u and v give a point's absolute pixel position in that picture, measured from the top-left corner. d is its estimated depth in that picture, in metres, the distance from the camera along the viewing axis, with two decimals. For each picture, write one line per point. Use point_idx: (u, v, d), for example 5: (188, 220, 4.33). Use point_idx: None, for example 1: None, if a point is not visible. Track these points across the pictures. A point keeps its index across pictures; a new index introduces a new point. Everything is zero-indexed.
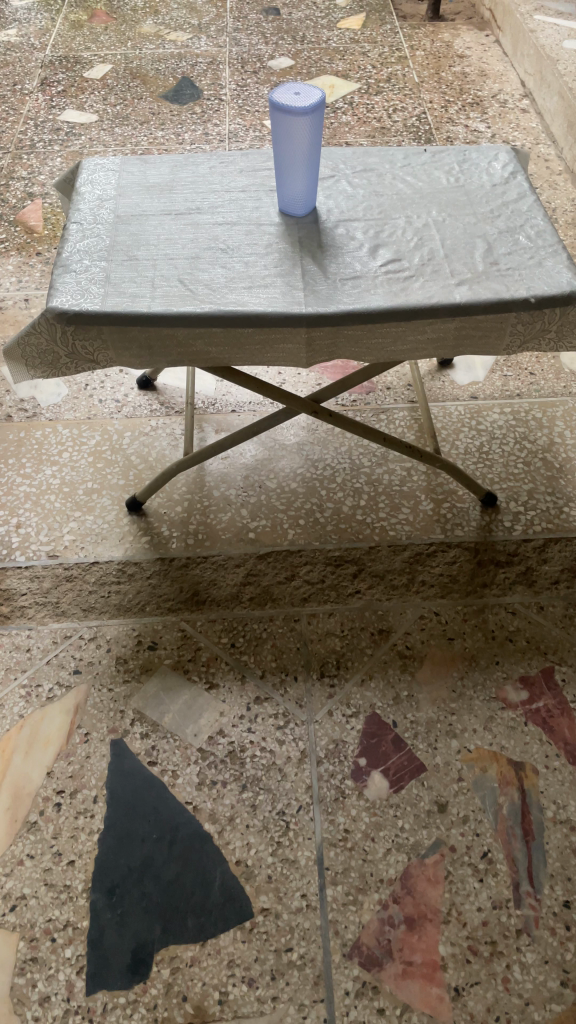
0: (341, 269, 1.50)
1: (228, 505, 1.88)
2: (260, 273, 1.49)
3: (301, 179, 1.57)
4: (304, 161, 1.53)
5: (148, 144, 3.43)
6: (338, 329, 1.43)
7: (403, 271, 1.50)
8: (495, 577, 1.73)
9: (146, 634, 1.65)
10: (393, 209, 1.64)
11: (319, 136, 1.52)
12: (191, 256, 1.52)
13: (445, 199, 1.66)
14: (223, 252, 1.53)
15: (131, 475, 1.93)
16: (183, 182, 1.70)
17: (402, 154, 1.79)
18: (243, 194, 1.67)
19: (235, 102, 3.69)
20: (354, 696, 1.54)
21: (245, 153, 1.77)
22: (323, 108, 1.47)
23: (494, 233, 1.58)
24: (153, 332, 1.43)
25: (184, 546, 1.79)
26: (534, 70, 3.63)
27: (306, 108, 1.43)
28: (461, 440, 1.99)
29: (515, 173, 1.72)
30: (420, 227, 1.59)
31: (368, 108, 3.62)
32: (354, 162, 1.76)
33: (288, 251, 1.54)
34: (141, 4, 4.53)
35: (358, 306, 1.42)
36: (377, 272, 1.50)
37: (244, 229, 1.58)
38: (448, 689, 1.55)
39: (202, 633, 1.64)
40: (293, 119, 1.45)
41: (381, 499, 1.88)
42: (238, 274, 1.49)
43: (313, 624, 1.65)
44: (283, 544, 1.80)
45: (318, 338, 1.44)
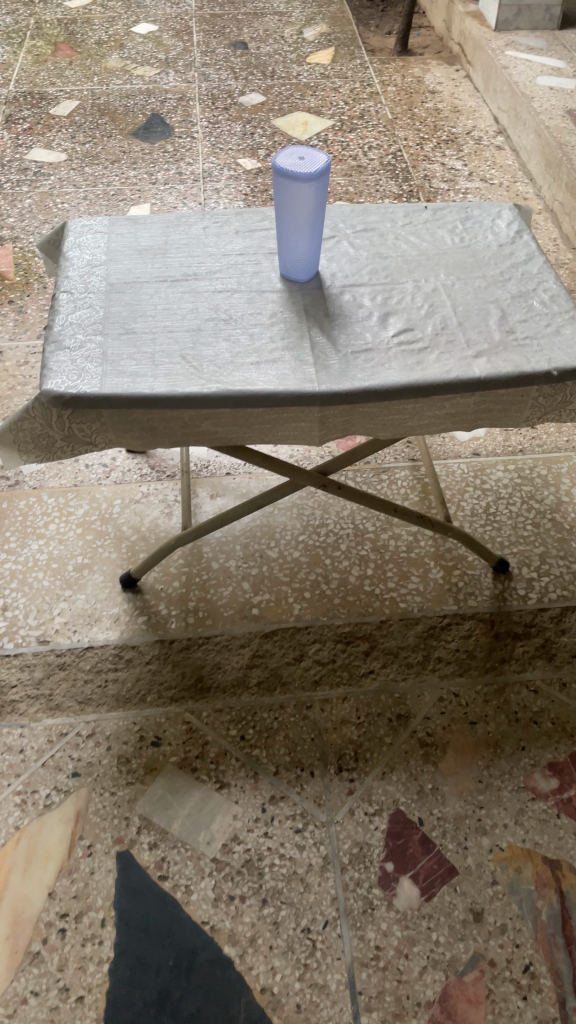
0: (352, 342, 1.42)
1: (228, 577, 1.77)
2: (267, 347, 1.41)
3: (304, 240, 1.48)
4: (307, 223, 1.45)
5: (121, 185, 3.34)
6: (352, 407, 1.35)
7: (417, 343, 1.42)
8: (514, 652, 1.65)
9: (149, 730, 1.53)
10: (399, 272, 1.56)
11: (324, 203, 1.45)
12: (192, 329, 1.44)
13: (452, 260, 1.59)
14: (225, 323, 1.46)
15: (124, 547, 1.82)
16: (177, 246, 1.62)
17: (402, 211, 1.72)
18: (241, 259, 1.59)
19: (207, 139, 3.63)
20: (376, 791, 1.45)
21: (240, 215, 1.70)
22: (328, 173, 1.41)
23: (507, 298, 1.51)
24: (156, 414, 1.34)
25: (184, 627, 1.68)
26: (508, 106, 3.62)
27: (311, 173, 1.36)
28: (467, 500, 1.92)
29: (521, 231, 1.66)
30: (429, 292, 1.52)
31: (343, 144, 3.58)
32: (354, 221, 1.69)
33: (295, 322, 1.46)
34: (106, 38, 4.45)
35: (373, 384, 1.35)
36: (390, 344, 1.42)
37: (245, 298, 1.51)
38: (475, 780, 1.47)
39: (209, 727, 1.53)
40: (297, 184, 1.39)
41: (388, 568, 1.79)
42: (244, 348, 1.41)
43: (327, 712, 1.55)
44: (289, 620, 1.69)
45: (332, 416, 1.36)
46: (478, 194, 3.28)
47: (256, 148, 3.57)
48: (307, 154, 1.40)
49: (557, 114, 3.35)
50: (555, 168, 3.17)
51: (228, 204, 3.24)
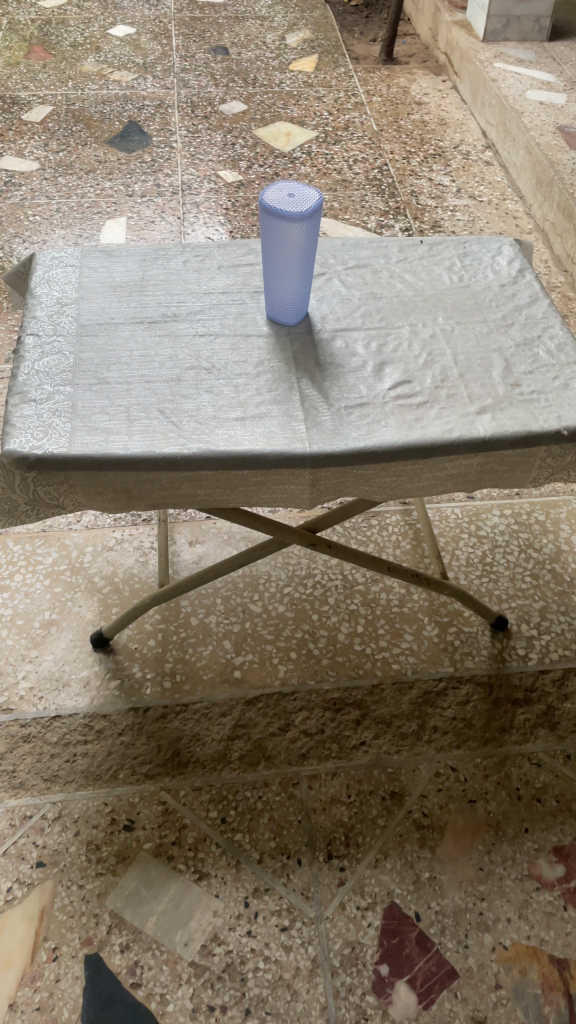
0: (345, 396, 1.31)
1: (208, 635, 1.64)
2: (253, 401, 1.30)
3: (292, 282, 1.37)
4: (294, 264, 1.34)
5: (96, 197, 3.20)
6: (346, 470, 1.24)
7: (415, 398, 1.31)
8: (514, 721, 1.54)
9: (121, 812, 1.40)
10: (395, 315, 1.46)
11: (313, 248, 1.35)
12: (172, 380, 1.33)
13: (450, 302, 1.49)
14: (207, 374, 1.34)
15: (96, 601, 1.69)
16: (154, 283, 1.50)
17: (396, 246, 1.62)
18: (224, 300, 1.48)
19: (186, 149, 3.50)
20: (369, 882, 1.34)
21: (224, 250, 1.58)
22: (319, 216, 1.30)
23: (511, 346, 1.40)
24: (131, 477, 1.22)
25: (160, 693, 1.55)
26: (496, 120, 3.52)
27: (295, 214, 1.26)
28: (461, 548, 1.82)
29: (524, 269, 1.56)
30: (427, 339, 1.41)
31: (327, 157, 3.46)
32: (345, 257, 1.58)
33: (283, 373, 1.35)
34: (82, 40, 4.30)
35: (369, 444, 1.23)
36: (386, 399, 1.31)
37: (229, 344, 1.40)
38: (475, 868, 1.36)
39: (187, 809, 1.41)
40: (280, 223, 1.28)
41: (380, 625, 1.67)
42: (228, 402, 1.30)
43: (315, 791, 1.44)
44: (274, 685, 1.57)
45: (324, 478, 1.25)
46: (466, 212, 3.18)
47: (238, 159, 3.45)
48: (299, 193, 1.29)
49: (547, 131, 3.25)
50: (546, 187, 3.08)
51: (208, 219, 3.11)
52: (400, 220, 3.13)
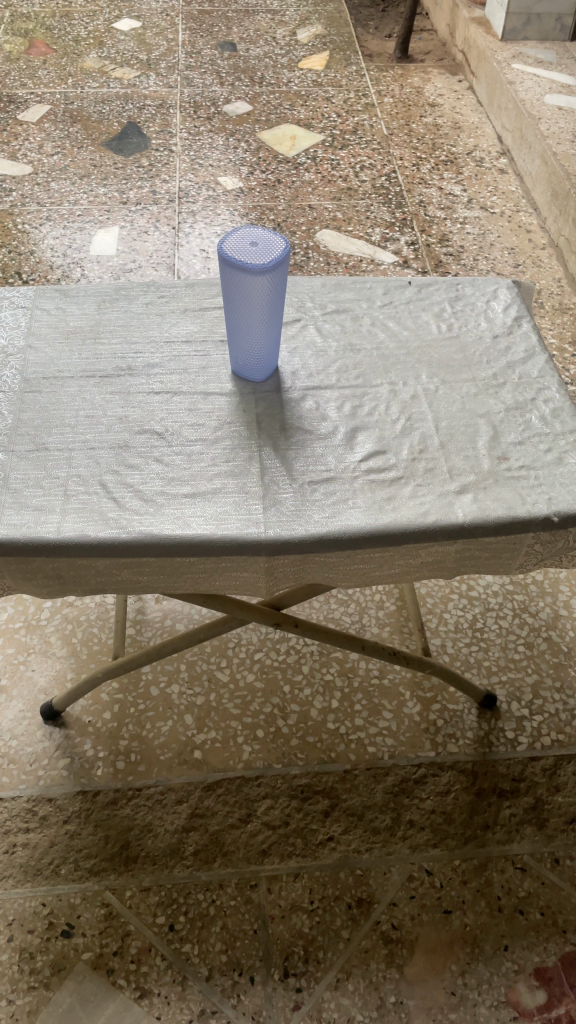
0: (310, 470, 1.18)
1: (169, 710, 1.51)
2: (206, 474, 1.16)
3: (252, 336, 1.23)
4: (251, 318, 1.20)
5: (88, 204, 3.06)
6: (306, 557, 1.10)
7: (388, 473, 1.17)
8: (499, 817, 1.40)
9: (60, 915, 1.28)
10: (374, 372, 1.33)
11: (278, 307, 1.21)
12: (119, 446, 1.19)
13: (436, 359, 1.35)
14: (159, 439, 1.20)
15: (50, 665, 1.57)
16: (111, 329, 1.37)
17: (382, 288, 1.47)
18: (186, 350, 1.34)
19: (186, 153, 3.35)
20: (327, 1006, 1.21)
21: (191, 291, 1.45)
22: (281, 274, 1.16)
23: (500, 412, 1.26)
24: (64, 562, 1.08)
25: (112, 775, 1.43)
26: (513, 125, 3.34)
27: (247, 268, 1.12)
28: (450, 611, 1.67)
29: (520, 319, 1.42)
30: (407, 401, 1.28)
31: (333, 163, 3.30)
32: (324, 301, 1.44)
33: (244, 439, 1.21)
34: (85, 35, 4.14)
35: (332, 530, 1.09)
36: (356, 474, 1.17)
37: (186, 404, 1.26)
38: (447, 992, 1.23)
39: (132, 913, 1.28)
40: (228, 270, 1.15)
41: (357, 701, 1.53)
42: (178, 473, 1.16)
43: (275, 895, 1.31)
44: (237, 768, 1.44)
45: (282, 565, 1.10)
46: (477, 225, 3.01)
47: (239, 164, 3.29)
48: (266, 244, 1.15)
49: (565, 138, 3.07)
50: (561, 199, 2.91)
51: (204, 229, 2.97)
52: (406, 233, 2.97)
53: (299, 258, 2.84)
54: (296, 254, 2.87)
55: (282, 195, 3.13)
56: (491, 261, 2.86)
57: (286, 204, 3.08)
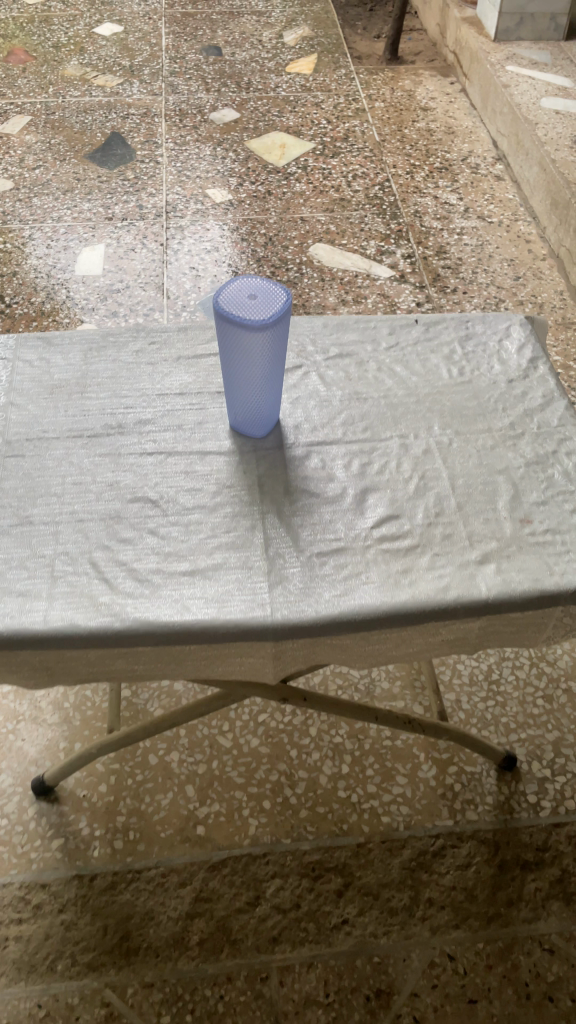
0: (318, 539, 1.08)
1: (169, 782, 1.47)
2: (206, 546, 1.07)
3: (253, 390, 1.14)
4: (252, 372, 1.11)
5: (73, 220, 2.95)
6: (316, 639, 1.00)
7: (403, 541, 1.08)
8: (523, 892, 1.36)
9: (57, 1017, 1.23)
10: (382, 424, 1.23)
11: (280, 361, 1.12)
12: (110, 517, 1.09)
13: (449, 408, 1.26)
14: (153, 508, 1.11)
15: (41, 736, 1.52)
16: (99, 383, 1.27)
17: (387, 328, 1.38)
18: (180, 404, 1.25)
19: (173, 164, 3.24)
20: None
21: (185, 338, 1.35)
22: (284, 325, 1.07)
23: (519, 467, 1.17)
24: (52, 653, 0.98)
25: (110, 857, 1.38)
26: (508, 130, 3.24)
27: (243, 324, 1.04)
28: (464, 664, 1.64)
29: (535, 360, 1.33)
30: (419, 456, 1.19)
31: (324, 173, 3.20)
32: (326, 345, 1.35)
33: (245, 504, 1.12)
34: (65, 41, 4.03)
35: (345, 609, 1.00)
36: (368, 543, 1.08)
37: (182, 466, 1.16)
38: None
39: (135, 1013, 1.24)
40: (227, 326, 1.06)
41: (369, 767, 1.49)
42: (175, 548, 1.06)
43: (287, 988, 1.26)
44: (243, 845, 1.40)
45: (291, 649, 1.01)
46: (474, 235, 2.92)
47: (228, 175, 3.19)
48: (264, 296, 1.07)
49: (563, 144, 2.98)
50: (561, 209, 2.82)
51: (194, 245, 2.86)
52: (402, 245, 2.87)
53: (292, 275, 2.75)
54: (289, 270, 2.77)
55: (273, 207, 3.03)
56: (491, 274, 2.77)
57: (277, 217, 2.98)
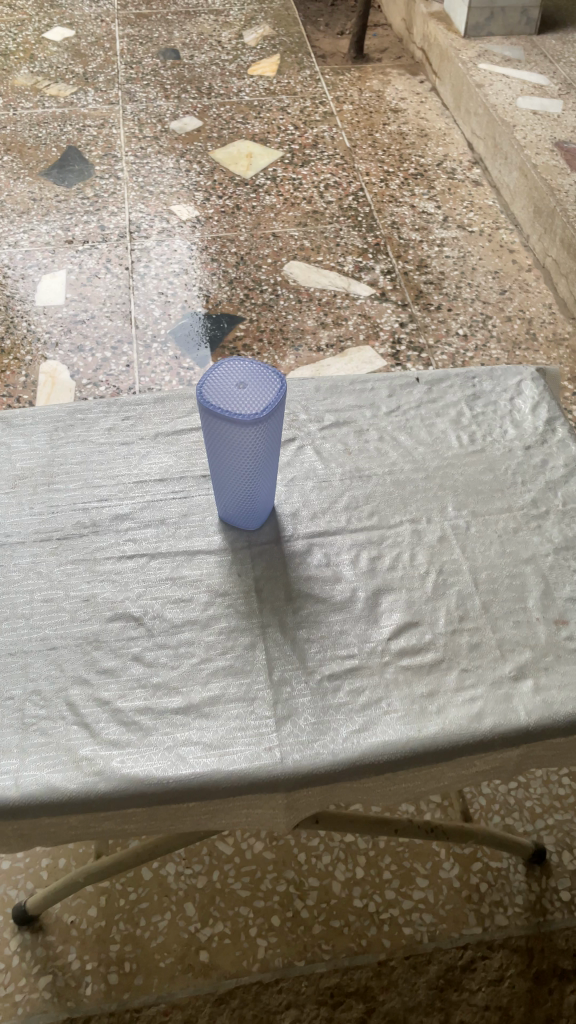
0: (328, 654, 0.94)
1: (166, 901, 1.38)
2: (200, 672, 0.92)
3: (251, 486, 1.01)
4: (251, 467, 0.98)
5: (30, 245, 2.78)
6: (333, 785, 0.86)
7: (425, 656, 0.94)
8: (562, 1007, 1.28)
9: None
10: (390, 507, 1.10)
11: (272, 454, 0.99)
12: (87, 640, 0.95)
13: (462, 483, 1.12)
14: (136, 626, 0.96)
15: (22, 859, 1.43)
16: (68, 470, 1.12)
17: (386, 389, 1.25)
18: (161, 493, 1.10)
19: (134, 179, 3.07)
20: None
21: (162, 413, 1.21)
22: (275, 415, 0.94)
23: (548, 553, 1.04)
24: (27, 822, 0.84)
25: (104, 994, 1.28)
26: (484, 132, 3.10)
27: (231, 421, 0.91)
28: None
29: (553, 420, 1.20)
30: (435, 545, 1.05)
31: (295, 183, 3.05)
32: (320, 413, 1.22)
33: (243, 615, 0.97)
34: (14, 48, 3.82)
35: (365, 750, 0.86)
36: (386, 659, 0.94)
37: (167, 571, 1.02)
38: None
39: None
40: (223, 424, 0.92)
41: (386, 870, 1.42)
42: (165, 677, 0.92)
43: None
44: (252, 971, 1.31)
45: (305, 797, 0.87)
46: (455, 246, 2.79)
47: (193, 189, 3.02)
48: (255, 385, 0.93)
49: (544, 147, 2.85)
50: (545, 217, 2.69)
51: (161, 268, 2.70)
52: (381, 260, 2.73)
53: (267, 297, 2.60)
54: (263, 292, 2.62)
55: (242, 223, 2.87)
56: (475, 289, 2.64)
57: (248, 234, 2.82)
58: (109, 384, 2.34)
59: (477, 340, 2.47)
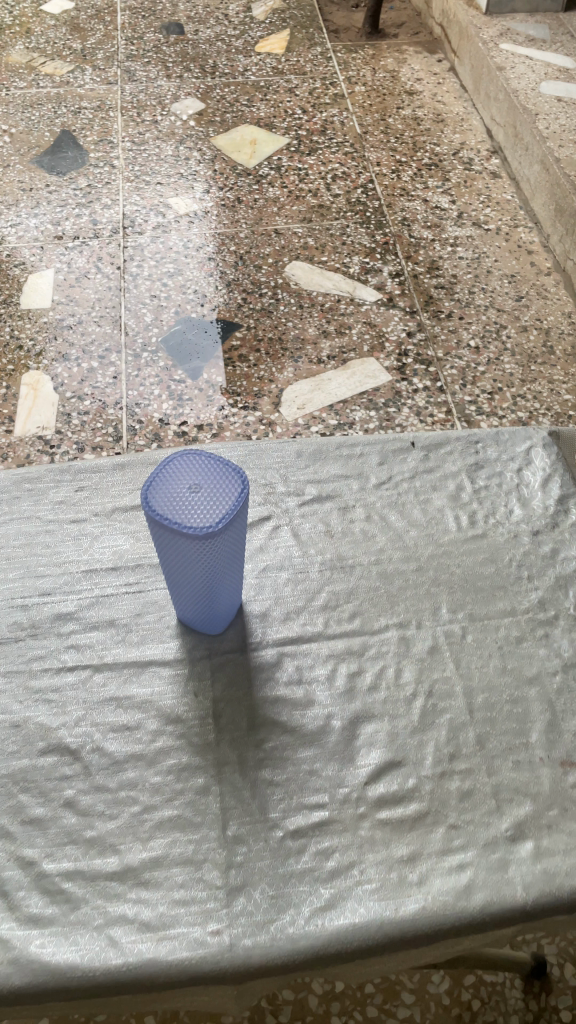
0: (293, 803, 0.81)
1: None
2: (141, 824, 0.79)
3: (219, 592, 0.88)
4: (215, 574, 0.84)
5: (10, 240, 2.26)
6: (291, 977, 0.72)
7: (407, 810, 0.80)
8: None
9: None
10: (374, 607, 0.95)
11: (235, 556, 0.86)
12: (14, 780, 0.82)
13: (459, 579, 0.97)
14: (71, 762, 0.83)
15: None
16: (8, 556, 0.99)
17: (377, 456, 1.10)
18: (112, 587, 0.96)
19: (109, 125, 2.69)
20: None
21: (121, 484, 1.07)
22: (237, 522, 0.80)
23: (555, 673, 0.90)
24: None
25: None
26: None
27: (181, 534, 0.76)
28: None
29: (565, 499, 1.05)
30: (424, 658, 0.91)
31: (297, 141, 2.63)
32: (300, 484, 1.07)
33: (197, 750, 0.84)
34: None
35: (330, 936, 0.72)
36: (362, 813, 0.80)
37: (113, 689, 0.88)
38: None
39: None
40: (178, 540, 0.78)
41: None
42: (100, 831, 0.79)
43: None
44: None
45: (258, 990, 0.72)
46: None
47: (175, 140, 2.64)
48: (210, 487, 0.79)
49: None
50: (569, 216, 2.19)
51: (140, 241, 2.28)
52: None
53: None
54: None
55: None
56: None
57: (233, 202, 2.37)
58: (94, 398, 1.84)
59: (490, 354, 1.97)
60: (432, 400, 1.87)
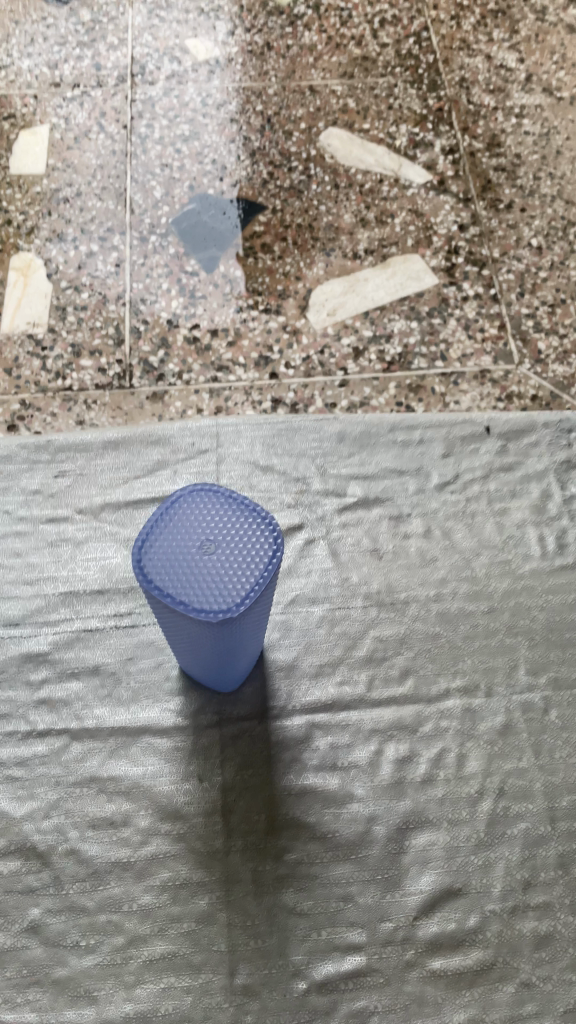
0: (320, 944, 0.62)
1: None
2: (124, 964, 0.61)
3: (241, 651, 0.67)
4: (237, 640, 0.63)
5: None
6: None
7: (465, 959, 0.62)
8: None
9: None
10: (433, 667, 0.74)
11: (263, 613, 0.64)
12: None
13: (543, 630, 0.76)
14: (39, 872, 0.64)
15: None
16: None
17: (441, 445, 0.86)
18: (98, 623, 0.75)
19: None
20: None
21: (113, 473, 0.83)
22: (270, 588, 0.58)
23: None
24: None
25: None
26: None
27: (188, 615, 0.54)
28: None
29: None
30: (496, 743, 0.70)
31: None
32: (340, 482, 0.83)
33: (201, 864, 0.65)
34: None
35: None
36: (410, 962, 0.62)
37: (94, 769, 0.69)
38: None
39: None
40: (187, 618, 0.56)
41: None
42: (72, 971, 0.61)
43: None
44: None
45: None
46: None
47: None
48: (228, 548, 0.56)
49: None
50: None
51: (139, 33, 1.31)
52: None
53: None
54: None
55: None
56: None
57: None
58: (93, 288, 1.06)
59: (553, 257, 1.12)
60: (483, 312, 1.07)
